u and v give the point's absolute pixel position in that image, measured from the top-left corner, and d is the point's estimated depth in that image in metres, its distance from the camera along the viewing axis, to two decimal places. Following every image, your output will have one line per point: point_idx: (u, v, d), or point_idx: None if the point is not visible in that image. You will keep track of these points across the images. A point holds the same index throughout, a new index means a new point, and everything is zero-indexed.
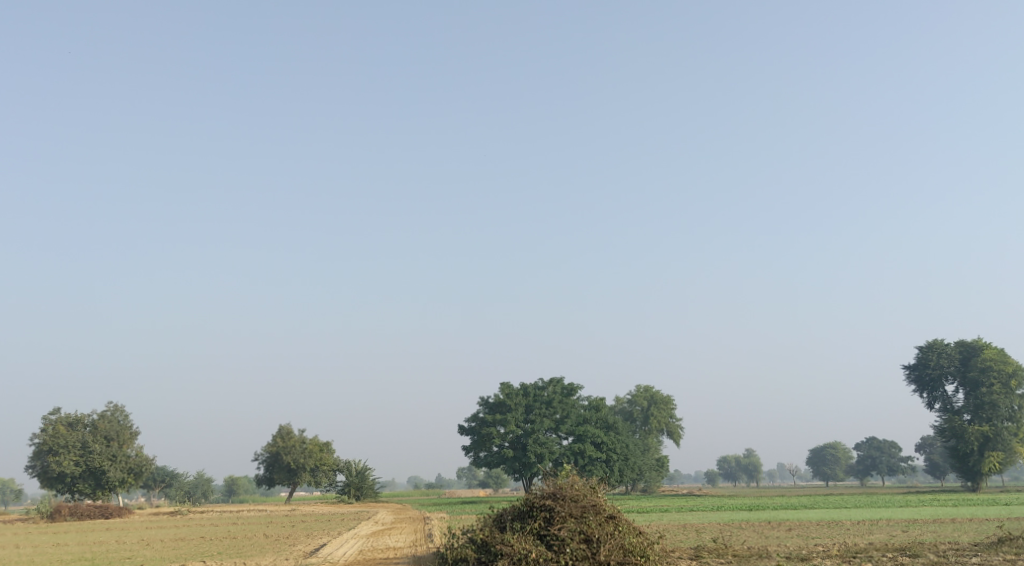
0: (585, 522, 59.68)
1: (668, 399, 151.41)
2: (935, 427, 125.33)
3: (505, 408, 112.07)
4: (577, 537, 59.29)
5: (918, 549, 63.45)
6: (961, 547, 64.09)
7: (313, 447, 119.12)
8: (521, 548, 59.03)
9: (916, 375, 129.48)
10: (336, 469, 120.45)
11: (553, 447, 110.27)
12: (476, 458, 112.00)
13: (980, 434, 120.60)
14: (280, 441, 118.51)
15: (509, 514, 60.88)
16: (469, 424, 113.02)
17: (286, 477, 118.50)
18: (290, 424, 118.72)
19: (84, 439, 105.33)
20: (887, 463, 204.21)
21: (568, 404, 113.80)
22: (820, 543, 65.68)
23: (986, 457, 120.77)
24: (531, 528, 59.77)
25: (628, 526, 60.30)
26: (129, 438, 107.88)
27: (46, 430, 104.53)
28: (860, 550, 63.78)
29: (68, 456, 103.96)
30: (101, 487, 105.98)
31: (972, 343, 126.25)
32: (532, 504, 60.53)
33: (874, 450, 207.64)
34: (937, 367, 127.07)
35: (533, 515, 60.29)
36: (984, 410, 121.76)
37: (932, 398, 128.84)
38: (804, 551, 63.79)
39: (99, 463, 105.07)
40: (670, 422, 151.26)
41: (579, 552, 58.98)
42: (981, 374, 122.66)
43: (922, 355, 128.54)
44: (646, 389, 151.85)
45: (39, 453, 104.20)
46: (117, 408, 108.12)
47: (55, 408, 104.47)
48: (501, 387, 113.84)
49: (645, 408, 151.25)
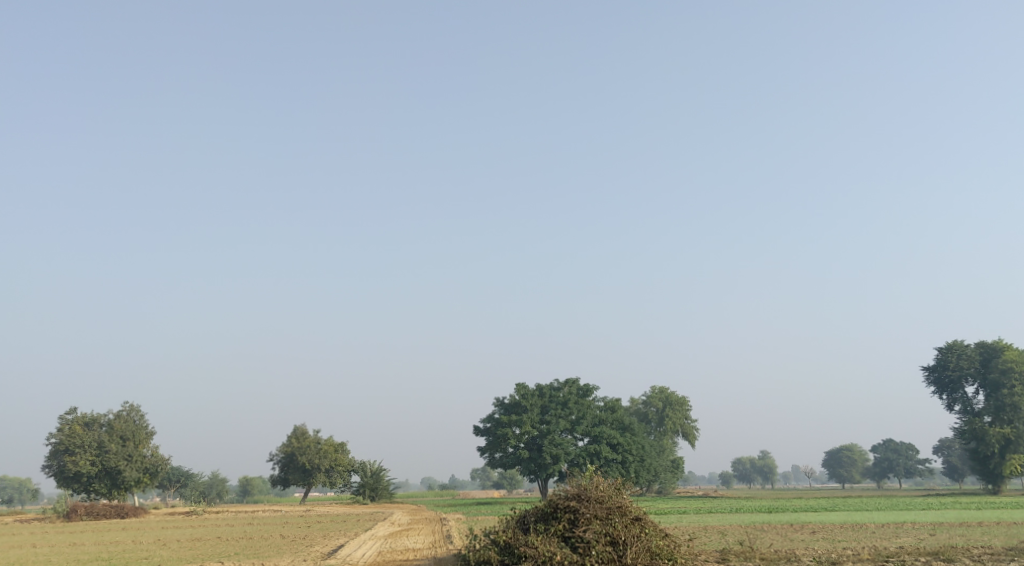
0: (611, 524, 58.75)
1: (683, 400, 150.24)
2: (956, 429, 123.95)
3: (521, 408, 110.98)
4: (603, 539, 58.39)
5: (951, 554, 62.25)
6: (994, 551, 62.91)
7: (327, 447, 118.53)
8: (545, 550, 58.15)
9: (936, 376, 128.23)
10: (351, 470, 119.68)
11: (569, 448, 109.43)
12: (491, 459, 111.06)
13: (1002, 436, 119.04)
14: (295, 441, 117.92)
15: (532, 516, 59.98)
16: (483, 424, 112.11)
17: (300, 477, 117.86)
18: (304, 424, 118.19)
19: (100, 438, 104.82)
20: (905, 465, 202.42)
21: (585, 405, 112.75)
22: (847, 546, 64.60)
23: (1008, 460, 119.47)
24: (554, 530, 58.90)
25: (655, 528, 59.37)
26: (145, 438, 107.45)
27: (62, 429, 104.10)
28: (892, 554, 62.60)
29: (84, 456, 103.58)
30: (118, 487, 105.58)
31: (992, 344, 124.71)
32: (555, 505, 59.66)
33: (891, 452, 205.96)
34: (956, 369, 125.74)
35: (557, 517, 59.41)
36: (1005, 411, 120.27)
37: (952, 400, 127.64)
38: (833, 555, 62.62)
39: (114, 463, 104.51)
40: (685, 423, 150.10)
41: (604, 555, 58.14)
42: (1002, 376, 121.20)
43: (941, 356, 127.26)
44: (661, 389, 150.83)
45: (55, 453, 103.78)
46: (133, 408, 107.71)
47: (71, 407, 104.11)
48: (516, 387, 112.78)
49: (660, 409, 150.19)
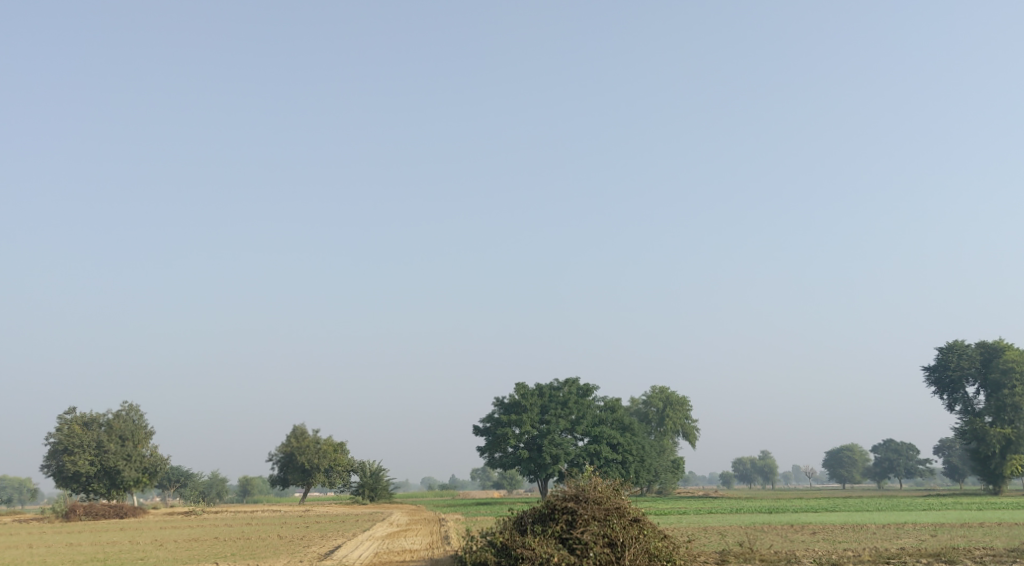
0: (609, 526, 58.23)
1: (683, 400, 149.72)
2: (957, 429, 123.37)
3: (520, 408, 110.48)
4: (601, 541, 57.88)
5: (953, 555, 61.75)
6: (997, 552, 62.31)
7: (327, 447, 118.04)
8: (542, 551, 57.66)
9: (936, 376, 127.77)
10: (351, 469, 119.18)
11: (569, 448, 108.91)
12: (490, 459, 110.62)
13: (1002, 436, 118.52)
14: (294, 441, 117.41)
15: (530, 517, 59.48)
16: (483, 423, 111.61)
17: (299, 477, 117.36)
18: (304, 424, 117.65)
19: (99, 438, 104.38)
20: (905, 465, 201.98)
21: (585, 405, 112.24)
22: (849, 547, 64.00)
23: (1008, 460, 118.90)
24: (552, 531, 58.39)
25: (653, 530, 58.86)
26: (144, 438, 106.92)
27: (61, 429, 103.67)
28: (893, 555, 62.06)
29: (83, 456, 103.09)
30: (116, 487, 105.04)
31: (993, 344, 124.12)
32: (553, 506, 59.14)
33: (891, 453, 205.27)
34: (957, 368, 125.22)
35: (555, 519, 58.89)
36: (1005, 412, 119.67)
37: (952, 400, 127.16)
38: (834, 555, 62.25)
39: (113, 463, 103.97)
40: (686, 423, 149.52)
41: (602, 557, 57.65)
42: (1003, 376, 120.64)
43: (942, 356, 126.80)
44: (662, 389, 150.31)
45: (54, 452, 103.30)
46: (131, 408, 107.21)
47: (71, 407, 103.74)
48: (516, 387, 112.34)
49: (660, 409, 149.69)
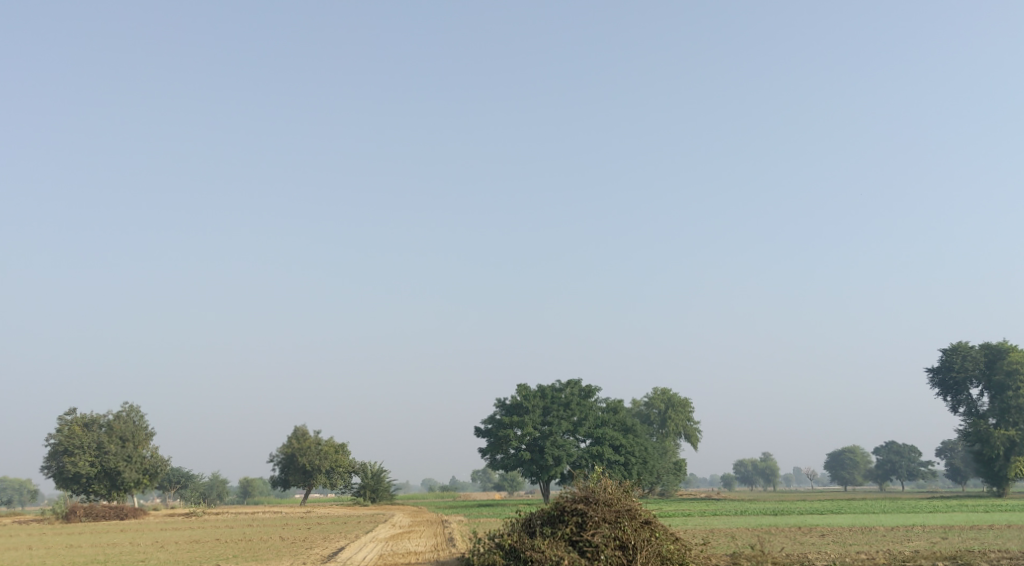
0: (620, 527, 57.39)
1: (685, 402, 148.83)
2: (960, 431, 122.51)
3: (522, 410, 109.56)
4: (612, 543, 57.10)
5: (969, 558, 60.82)
6: (1013, 555, 61.18)
7: (328, 448, 117.21)
8: (552, 554, 56.94)
9: (939, 379, 127.05)
10: (352, 471, 118.35)
11: (570, 450, 107.90)
12: (492, 461, 109.70)
13: (1006, 438, 117.48)
14: (295, 442, 116.66)
15: (538, 518, 58.64)
16: (484, 425, 110.85)
17: (300, 478, 116.63)
18: (305, 425, 116.90)
19: (100, 439, 103.57)
20: (907, 468, 200.56)
21: (586, 406, 111.42)
22: (861, 550, 63.08)
23: (1012, 462, 117.63)
24: (562, 534, 57.58)
25: (665, 531, 57.98)
26: (144, 439, 106.18)
27: (62, 429, 102.77)
28: (908, 558, 61.16)
29: (83, 456, 102.31)
30: (117, 488, 104.19)
31: (998, 345, 123.12)
32: (562, 508, 58.33)
33: (893, 455, 203.62)
34: (961, 370, 124.37)
35: (564, 520, 58.05)
36: (1010, 414, 118.38)
37: (956, 402, 126.33)
38: (847, 559, 61.29)
39: (114, 464, 103.20)
40: (687, 426, 148.58)
41: (613, 559, 56.91)
42: (1007, 378, 119.45)
43: (945, 358, 125.98)
44: (664, 392, 149.26)
45: (54, 453, 102.38)
46: (132, 409, 106.54)
47: (71, 407, 102.88)
48: (517, 389, 111.35)
49: (662, 411, 148.88)
